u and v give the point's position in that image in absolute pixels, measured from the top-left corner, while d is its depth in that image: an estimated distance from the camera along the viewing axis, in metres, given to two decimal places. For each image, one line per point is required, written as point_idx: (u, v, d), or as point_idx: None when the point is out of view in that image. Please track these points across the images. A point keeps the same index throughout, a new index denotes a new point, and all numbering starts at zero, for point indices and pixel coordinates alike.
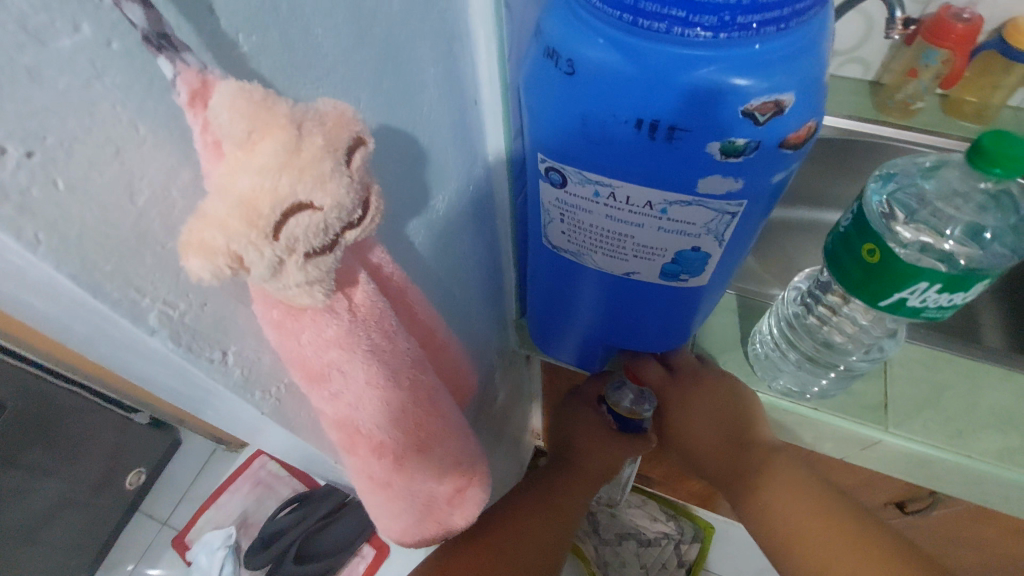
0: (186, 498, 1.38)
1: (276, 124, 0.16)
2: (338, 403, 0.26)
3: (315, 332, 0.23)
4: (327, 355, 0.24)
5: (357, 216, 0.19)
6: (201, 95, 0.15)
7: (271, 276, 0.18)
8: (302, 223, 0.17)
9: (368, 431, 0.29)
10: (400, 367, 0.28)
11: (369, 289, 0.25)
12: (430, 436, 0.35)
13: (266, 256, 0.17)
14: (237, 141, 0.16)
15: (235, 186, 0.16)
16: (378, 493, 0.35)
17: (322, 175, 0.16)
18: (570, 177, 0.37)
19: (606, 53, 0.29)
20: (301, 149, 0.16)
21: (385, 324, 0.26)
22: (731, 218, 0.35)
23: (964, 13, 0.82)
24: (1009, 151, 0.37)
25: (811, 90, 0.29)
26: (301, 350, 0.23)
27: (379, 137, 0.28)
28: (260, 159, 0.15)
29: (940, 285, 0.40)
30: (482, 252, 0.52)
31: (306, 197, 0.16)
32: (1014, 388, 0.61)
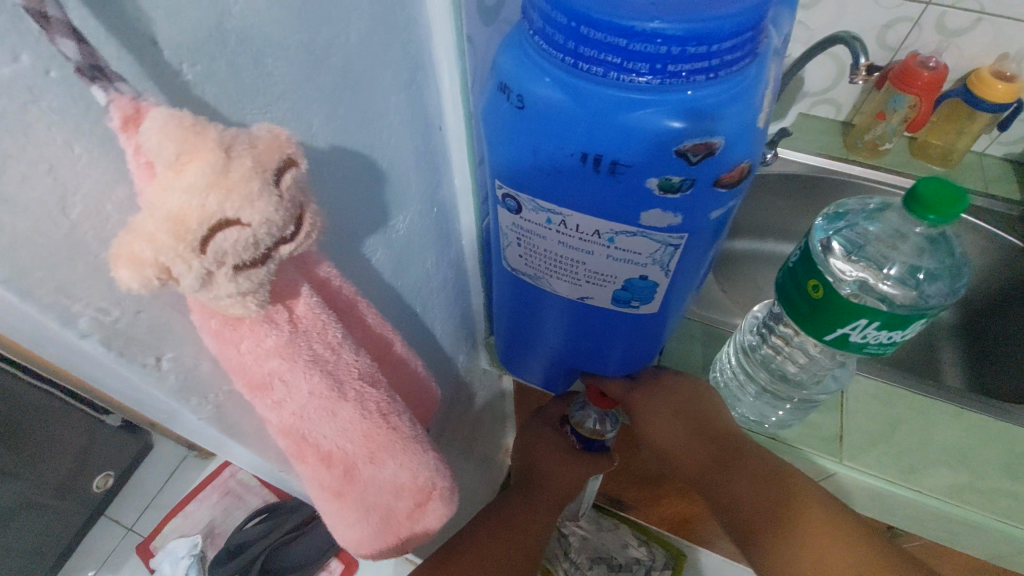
0: (152, 505, 1.36)
1: (204, 147, 0.17)
2: (282, 412, 0.27)
3: (256, 340, 0.24)
4: (267, 364, 0.25)
5: (290, 231, 0.20)
6: (133, 120, 0.17)
7: (202, 286, 0.19)
8: (229, 238, 0.18)
9: (318, 440, 0.30)
10: (345, 378, 0.28)
11: (310, 302, 0.26)
12: (383, 447, 0.33)
13: (194, 268, 0.18)
14: (167, 163, 0.17)
15: (166, 204, 0.17)
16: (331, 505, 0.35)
17: (249, 193, 0.18)
18: (525, 204, 0.38)
19: (553, 91, 0.31)
20: (229, 170, 0.17)
21: (329, 335, 0.27)
22: (674, 250, 0.37)
23: (930, 61, 0.86)
24: (937, 197, 0.39)
25: (742, 133, 0.30)
26: (242, 358, 0.24)
27: (333, 159, 0.30)
28: (187, 180, 0.17)
29: (879, 323, 0.42)
30: (446, 270, 0.53)
31: (232, 213, 0.18)
32: (965, 424, 0.63)
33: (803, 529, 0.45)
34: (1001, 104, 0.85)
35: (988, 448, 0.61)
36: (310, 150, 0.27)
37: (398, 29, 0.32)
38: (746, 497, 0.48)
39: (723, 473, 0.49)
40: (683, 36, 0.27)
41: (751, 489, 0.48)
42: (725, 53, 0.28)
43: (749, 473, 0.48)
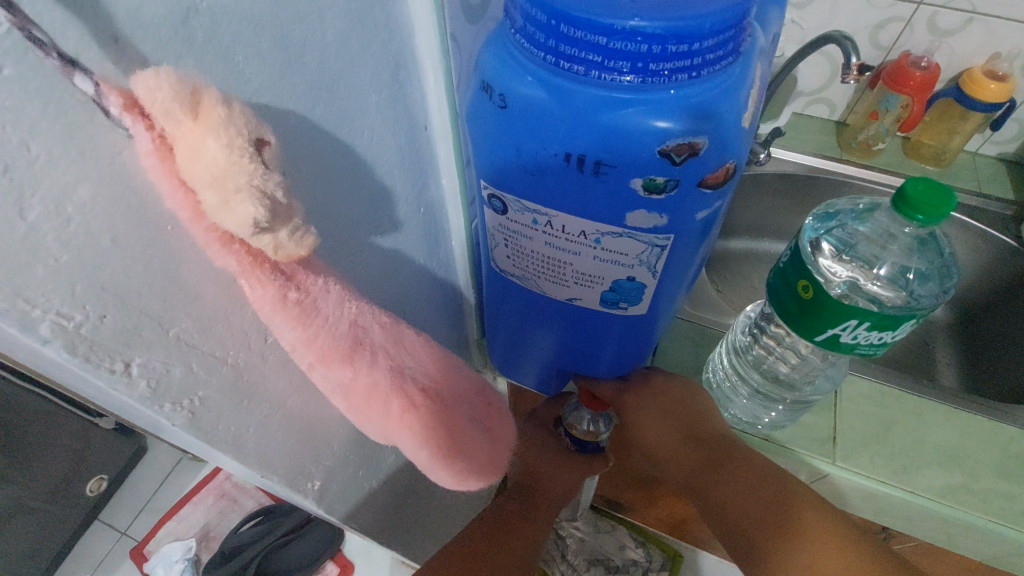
0: (148, 509, 1.36)
1: (201, 90, 0.18)
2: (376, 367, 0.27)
3: (326, 299, 0.24)
4: (342, 315, 0.25)
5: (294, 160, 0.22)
6: (132, 101, 0.17)
7: (279, 215, 0.19)
8: (271, 152, 0.19)
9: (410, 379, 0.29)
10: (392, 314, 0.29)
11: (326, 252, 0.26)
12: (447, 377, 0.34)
13: (276, 179, 0.18)
14: (184, 110, 0.17)
15: (215, 136, 0.17)
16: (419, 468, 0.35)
17: (254, 115, 0.19)
18: (510, 205, 0.38)
19: (534, 90, 0.31)
20: (230, 100, 0.18)
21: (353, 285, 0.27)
22: (660, 251, 0.36)
23: (922, 61, 0.86)
24: (925, 198, 0.39)
25: (726, 133, 0.30)
26: (317, 322, 0.24)
27: (317, 161, 0.29)
28: (218, 108, 0.17)
29: (869, 324, 0.41)
30: (436, 271, 0.53)
31: (259, 132, 0.19)
32: (957, 424, 0.63)
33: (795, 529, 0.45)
34: (994, 104, 0.85)
35: (981, 448, 0.61)
36: (290, 148, 0.27)
37: (378, 28, 0.32)
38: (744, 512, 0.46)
39: (719, 487, 0.48)
40: (663, 34, 0.26)
41: (750, 504, 0.47)
42: (707, 51, 0.27)
43: (746, 487, 0.47)
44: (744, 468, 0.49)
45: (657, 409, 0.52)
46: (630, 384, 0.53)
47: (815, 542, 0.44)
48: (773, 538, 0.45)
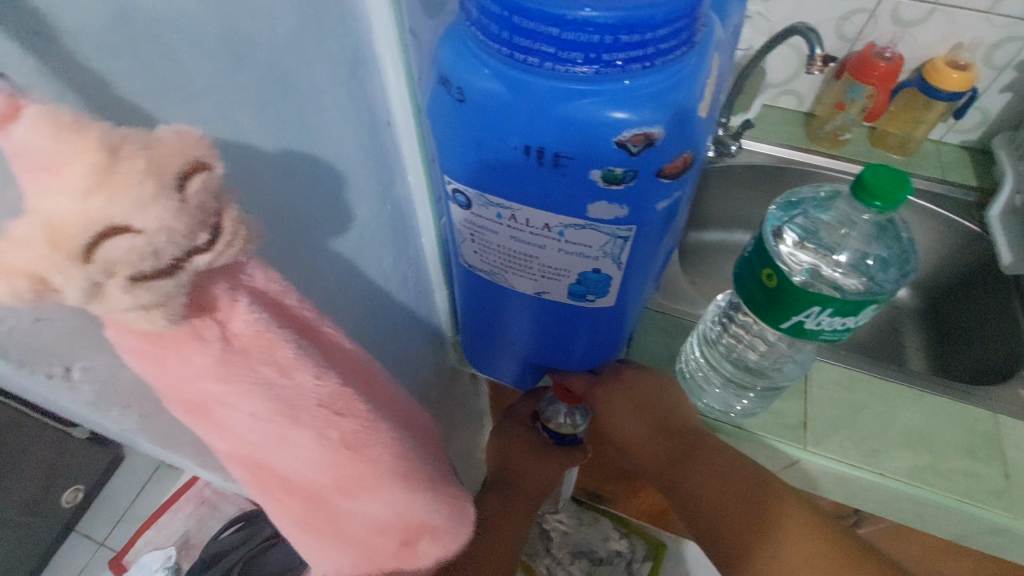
0: (126, 518, 1.34)
1: (87, 143, 0.15)
2: (231, 438, 0.24)
3: (182, 361, 0.20)
4: (201, 387, 0.21)
5: (202, 242, 0.18)
6: (6, 116, 0.14)
7: (90, 299, 0.16)
8: (120, 247, 0.16)
9: (271, 465, 0.26)
10: (302, 407, 0.24)
11: (252, 317, 0.21)
12: (353, 478, 0.28)
13: (76, 279, 0.15)
14: (46, 164, 0.15)
15: (47, 211, 0.15)
16: (304, 532, 0.32)
17: (142, 198, 0.16)
18: (474, 199, 0.38)
19: (492, 83, 0.30)
20: (116, 171, 0.15)
21: (279, 355, 0.22)
22: (624, 242, 0.36)
23: (886, 52, 0.87)
24: (881, 184, 0.40)
25: (682, 123, 0.30)
26: (171, 379, 0.21)
27: (278, 160, 0.29)
28: (66, 181, 0.15)
29: (831, 310, 0.42)
30: (406, 268, 0.52)
31: (122, 220, 0.15)
32: (924, 406, 0.65)
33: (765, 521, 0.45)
34: (956, 93, 0.86)
35: (947, 429, 0.63)
36: (241, 150, 0.26)
37: (333, 21, 0.31)
38: (743, 529, 0.45)
39: (714, 500, 0.47)
40: (615, 24, 0.27)
41: (747, 517, 0.46)
42: (659, 41, 0.28)
43: (739, 498, 0.46)
44: (735, 476, 0.48)
45: (627, 405, 0.52)
46: (603, 376, 0.53)
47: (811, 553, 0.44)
48: (771, 552, 0.44)
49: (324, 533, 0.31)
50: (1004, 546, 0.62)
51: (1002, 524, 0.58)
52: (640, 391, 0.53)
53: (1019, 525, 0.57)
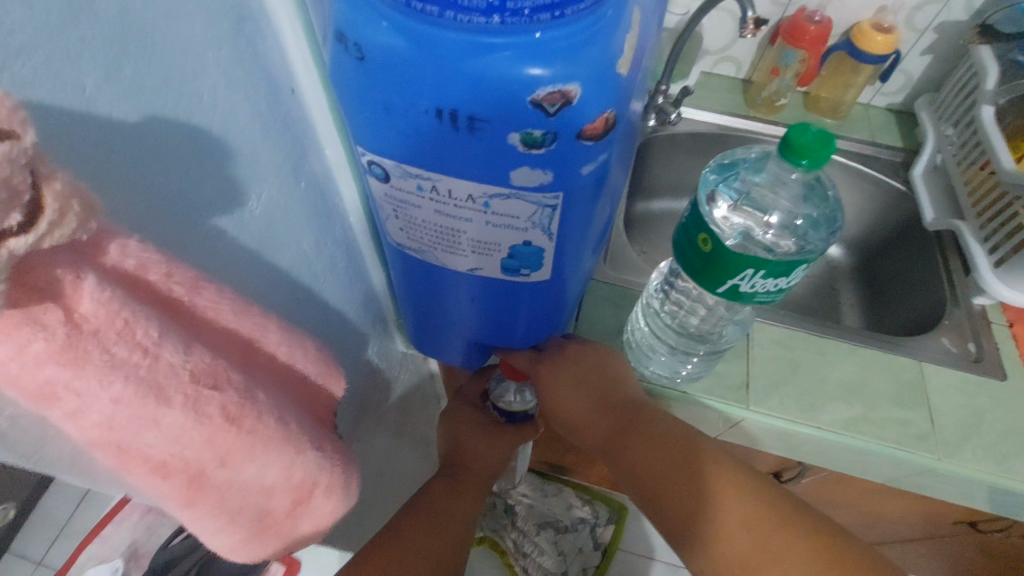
0: (66, 533, 1.27)
1: None
2: (88, 425, 0.24)
3: (14, 348, 0.20)
4: (41, 373, 0.21)
5: (16, 224, 0.16)
6: None
7: None
8: None
9: (141, 450, 0.26)
10: (167, 383, 0.25)
11: (102, 297, 0.22)
12: (234, 448, 0.30)
13: None
14: None
15: None
16: (184, 512, 0.32)
17: None
18: (391, 171, 0.35)
19: (392, 37, 0.27)
20: None
21: (136, 335, 0.23)
22: (552, 211, 0.35)
23: (815, 16, 0.88)
24: (808, 144, 0.39)
25: (602, 79, 0.28)
26: (2, 367, 0.20)
27: (138, 130, 0.25)
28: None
29: (763, 272, 0.42)
30: (334, 249, 0.49)
31: None
32: (858, 359, 0.67)
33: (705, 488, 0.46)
34: (882, 56, 0.89)
35: (877, 380, 0.66)
36: (88, 118, 0.22)
37: None
38: (690, 499, 0.46)
39: (662, 473, 0.47)
40: None
41: (692, 488, 0.46)
42: None
43: (683, 469, 0.47)
44: (679, 447, 0.48)
45: (569, 383, 0.51)
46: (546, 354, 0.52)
47: (754, 517, 0.45)
48: (713, 521, 0.45)
49: (209, 508, 0.32)
50: (930, 485, 0.66)
51: (927, 464, 0.61)
52: (583, 369, 0.52)
53: (943, 464, 0.60)
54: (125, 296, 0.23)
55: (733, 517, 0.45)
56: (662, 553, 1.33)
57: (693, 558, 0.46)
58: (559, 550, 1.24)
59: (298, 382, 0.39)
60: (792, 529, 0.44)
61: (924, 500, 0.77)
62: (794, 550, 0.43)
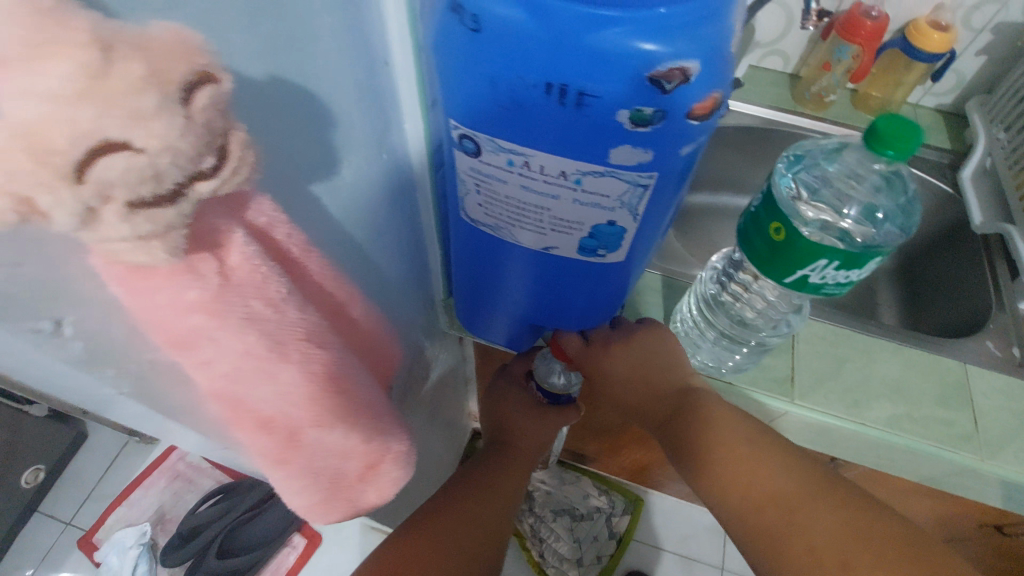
0: (93, 497, 1.30)
1: (71, 36, 0.12)
2: (213, 375, 0.24)
3: (171, 293, 0.20)
4: (188, 321, 0.21)
5: (207, 165, 0.17)
6: None
7: (82, 226, 0.15)
8: (117, 167, 0.14)
9: (254, 404, 0.27)
10: (288, 339, 0.26)
11: (247, 250, 0.22)
12: (332, 412, 0.32)
13: (67, 202, 0.14)
14: (18, 58, 0.12)
15: (18, 116, 0.12)
16: (274, 471, 0.34)
17: (140, 109, 0.14)
18: (484, 145, 0.35)
19: (512, 9, 0.28)
20: (110, 74, 0.13)
21: (269, 290, 0.23)
22: (643, 191, 0.35)
23: (873, 11, 0.86)
24: (898, 134, 0.39)
25: (716, 59, 0.28)
26: (155, 312, 0.20)
27: (268, 91, 0.25)
28: (43, 85, 0.12)
29: (838, 263, 0.42)
30: (400, 224, 0.50)
31: (120, 134, 0.14)
32: (905, 358, 0.67)
33: (748, 462, 0.49)
34: (936, 54, 0.87)
35: (924, 381, 0.65)
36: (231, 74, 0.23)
37: None
38: (731, 469, 0.50)
39: (711, 445, 0.51)
40: None
41: (735, 459, 0.50)
42: None
43: (731, 444, 0.51)
44: (732, 426, 0.52)
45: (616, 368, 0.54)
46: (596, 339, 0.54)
47: (790, 489, 0.47)
48: (757, 493, 0.48)
49: (299, 466, 0.34)
50: (970, 486, 0.67)
51: (969, 465, 0.61)
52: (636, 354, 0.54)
53: (986, 466, 0.60)
54: (263, 254, 0.23)
55: (775, 492, 0.48)
56: (677, 545, 1.35)
57: (731, 522, 0.50)
58: (575, 538, 1.25)
59: (374, 350, 0.40)
60: (823, 501, 0.46)
61: (956, 503, 0.78)
62: (822, 520, 0.45)
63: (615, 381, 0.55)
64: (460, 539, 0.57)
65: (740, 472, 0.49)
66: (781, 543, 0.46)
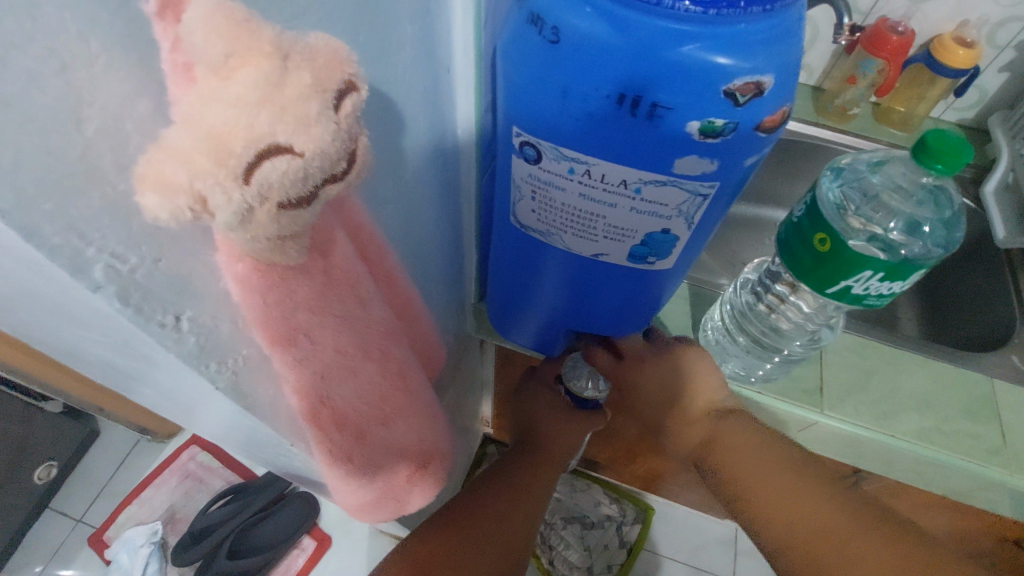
0: (104, 495, 1.30)
1: (259, 49, 0.14)
2: (303, 372, 0.25)
3: (285, 292, 0.21)
4: (294, 318, 0.22)
5: (342, 170, 0.18)
6: (172, 6, 0.13)
7: (238, 225, 0.16)
8: (278, 168, 0.16)
9: (332, 403, 0.28)
10: (370, 336, 0.27)
11: (346, 250, 0.23)
12: (393, 408, 0.33)
13: (234, 203, 0.15)
14: (209, 66, 0.14)
15: (204, 120, 0.14)
16: (335, 470, 0.34)
17: (307, 115, 0.16)
18: (546, 152, 0.36)
19: (593, 23, 0.29)
20: (284, 82, 0.15)
21: (359, 290, 0.25)
22: (702, 201, 0.36)
23: (899, 26, 0.88)
24: (946, 148, 0.40)
25: (787, 75, 0.30)
26: (266, 311, 0.21)
27: (373, 97, 0.27)
28: (232, 91, 0.14)
29: (882, 274, 0.43)
30: (446, 229, 0.51)
31: (286, 138, 0.15)
32: (931, 371, 0.67)
33: (755, 461, 0.50)
34: (961, 70, 0.88)
35: (952, 394, 0.65)
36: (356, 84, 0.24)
37: None
38: (740, 467, 0.50)
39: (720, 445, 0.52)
40: None
41: (744, 459, 0.50)
42: None
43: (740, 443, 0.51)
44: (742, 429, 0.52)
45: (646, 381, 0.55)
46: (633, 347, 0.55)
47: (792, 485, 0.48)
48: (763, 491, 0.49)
49: (360, 465, 0.34)
50: (995, 499, 0.67)
51: (998, 478, 0.61)
52: (661, 369, 0.54)
53: (1012, 479, 0.60)
54: (355, 256, 0.24)
55: (781, 488, 0.48)
56: (686, 556, 1.34)
57: (776, 557, 0.48)
58: (585, 545, 1.26)
59: (425, 351, 0.41)
60: (831, 499, 0.46)
61: (975, 517, 0.78)
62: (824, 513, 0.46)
63: (649, 392, 0.56)
64: (485, 538, 0.57)
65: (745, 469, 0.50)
66: (787, 534, 0.47)
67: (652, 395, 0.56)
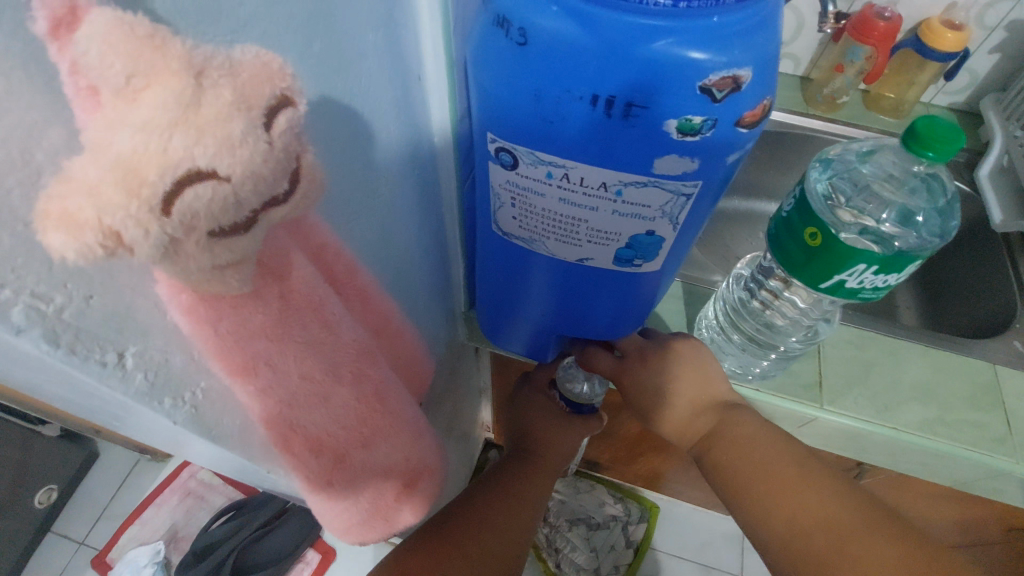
0: (106, 516, 1.29)
1: (169, 69, 0.14)
2: (269, 400, 0.24)
3: (239, 321, 0.20)
4: (252, 347, 0.21)
5: (282, 192, 0.18)
6: (67, 24, 0.12)
7: (164, 256, 0.16)
8: (202, 196, 0.15)
9: (305, 429, 0.27)
10: (342, 360, 0.26)
11: (306, 273, 0.22)
12: (376, 430, 0.32)
13: (154, 234, 0.14)
14: (116, 90, 0.13)
15: (114, 149, 0.13)
16: (317, 495, 0.33)
17: (230, 137, 0.15)
18: (522, 157, 0.35)
19: (562, 23, 0.28)
20: (200, 104, 0.14)
21: (325, 313, 0.23)
22: (685, 200, 0.34)
23: (885, 12, 0.87)
24: (937, 135, 0.39)
25: (765, 67, 0.28)
26: (219, 342, 0.20)
27: (323, 108, 0.25)
28: (140, 116, 0.13)
29: (876, 267, 0.42)
30: (428, 239, 0.49)
31: (207, 163, 0.15)
32: (932, 361, 0.66)
33: (756, 456, 0.49)
34: (949, 53, 0.87)
35: (955, 383, 0.64)
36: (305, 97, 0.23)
37: None
38: (742, 465, 0.49)
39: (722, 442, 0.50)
40: None
41: (745, 455, 0.49)
42: None
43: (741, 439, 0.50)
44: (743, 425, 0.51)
45: (643, 383, 0.53)
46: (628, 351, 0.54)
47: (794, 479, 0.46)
48: (765, 487, 0.47)
49: (343, 488, 0.33)
50: (1002, 488, 0.65)
51: (1006, 469, 0.60)
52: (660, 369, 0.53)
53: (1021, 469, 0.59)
54: (318, 277, 0.23)
55: (781, 483, 0.47)
56: (694, 554, 1.32)
57: (778, 559, 0.46)
58: (592, 547, 1.24)
59: (409, 366, 0.40)
60: (831, 491, 0.45)
61: (985, 506, 0.76)
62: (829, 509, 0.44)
63: (648, 396, 0.54)
64: (478, 546, 0.56)
65: (747, 465, 0.49)
66: (792, 535, 0.45)
67: (649, 398, 0.54)
